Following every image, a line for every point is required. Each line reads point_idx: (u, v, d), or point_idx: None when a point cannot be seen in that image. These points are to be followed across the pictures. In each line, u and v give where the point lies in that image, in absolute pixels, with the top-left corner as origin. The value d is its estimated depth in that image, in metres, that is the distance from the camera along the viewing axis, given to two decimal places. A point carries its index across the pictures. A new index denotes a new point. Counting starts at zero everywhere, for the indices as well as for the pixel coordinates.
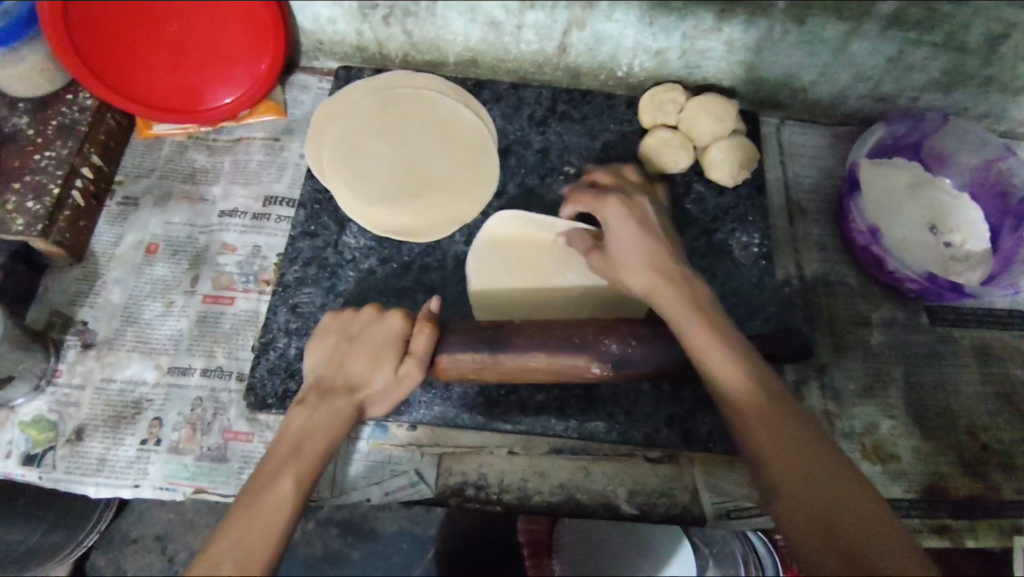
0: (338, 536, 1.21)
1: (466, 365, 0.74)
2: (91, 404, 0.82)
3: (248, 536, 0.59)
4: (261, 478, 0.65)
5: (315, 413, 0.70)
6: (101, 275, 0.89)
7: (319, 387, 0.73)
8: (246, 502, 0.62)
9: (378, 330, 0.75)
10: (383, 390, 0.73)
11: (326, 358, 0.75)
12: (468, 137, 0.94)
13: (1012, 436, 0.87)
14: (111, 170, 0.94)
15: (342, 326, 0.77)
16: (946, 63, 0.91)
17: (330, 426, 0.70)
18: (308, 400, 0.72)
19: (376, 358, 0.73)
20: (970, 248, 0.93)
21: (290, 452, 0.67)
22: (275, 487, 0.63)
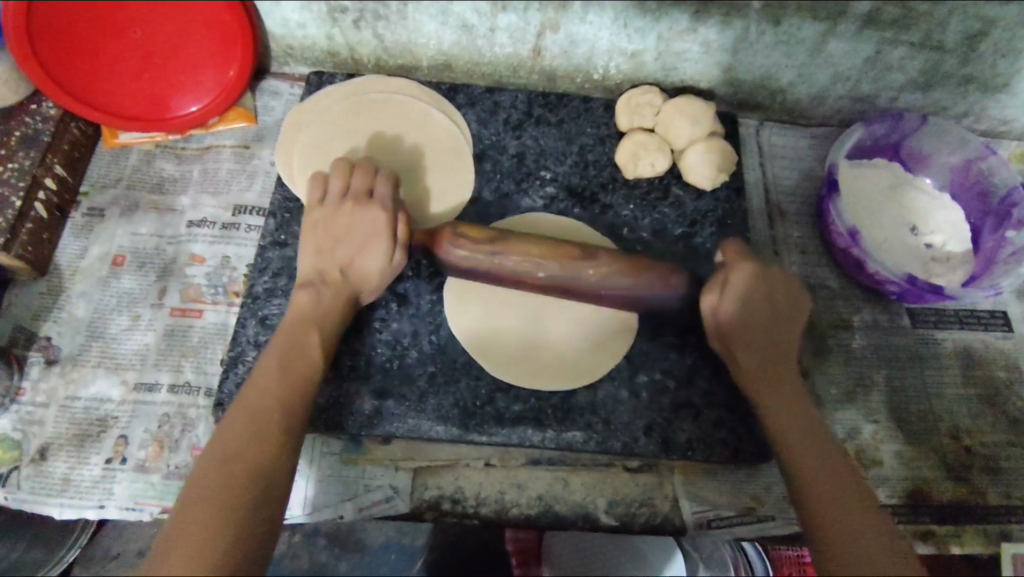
0: (324, 549, 1.07)
1: (460, 259, 0.77)
2: (55, 421, 0.80)
3: (286, 386, 0.68)
4: (286, 337, 0.72)
5: (323, 295, 0.75)
6: (66, 289, 0.87)
7: (323, 277, 0.76)
8: (283, 355, 0.70)
9: (366, 221, 0.77)
10: (376, 278, 0.77)
11: (323, 246, 0.77)
12: (441, 141, 0.92)
13: (996, 439, 0.86)
14: (76, 182, 0.92)
15: (329, 219, 0.78)
16: (924, 63, 0.90)
17: (336, 310, 0.75)
18: (312, 284, 0.75)
19: (366, 241, 0.77)
20: (950, 249, 0.92)
21: (312, 321, 0.73)
22: (305, 347, 0.71)
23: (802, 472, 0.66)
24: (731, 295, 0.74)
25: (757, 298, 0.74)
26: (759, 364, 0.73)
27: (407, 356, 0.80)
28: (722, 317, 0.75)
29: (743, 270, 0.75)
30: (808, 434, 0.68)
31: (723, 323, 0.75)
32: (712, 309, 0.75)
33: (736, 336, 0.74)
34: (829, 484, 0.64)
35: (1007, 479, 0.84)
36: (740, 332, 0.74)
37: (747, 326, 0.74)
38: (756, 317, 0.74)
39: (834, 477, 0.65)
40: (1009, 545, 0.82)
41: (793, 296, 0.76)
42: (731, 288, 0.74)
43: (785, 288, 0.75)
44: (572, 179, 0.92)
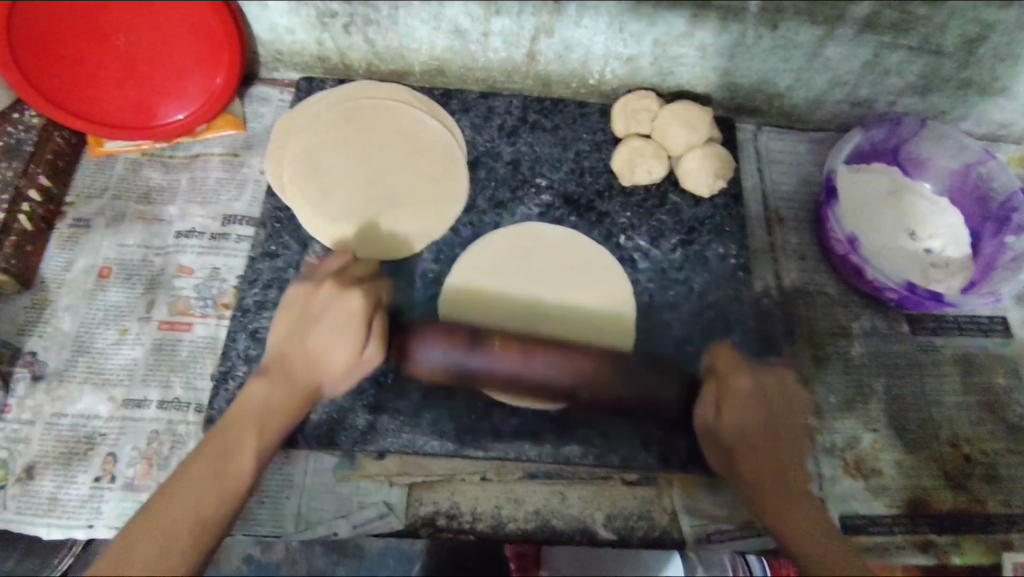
0: (322, 554, 1.07)
1: (441, 365, 0.78)
2: (41, 440, 0.78)
3: (204, 502, 0.62)
4: (224, 439, 0.66)
5: (277, 391, 0.70)
6: (51, 302, 0.85)
7: (283, 367, 0.72)
8: (213, 462, 0.64)
9: (339, 313, 0.72)
10: (343, 372, 0.73)
11: (291, 333, 0.73)
12: (434, 148, 0.91)
13: (997, 448, 0.86)
14: (62, 192, 0.90)
15: (301, 303, 0.74)
16: (923, 67, 0.88)
17: (285, 410, 0.70)
18: (272, 374, 0.72)
19: (338, 333, 0.72)
20: (949, 255, 0.92)
21: (255, 426, 0.68)
22: (240, 455, 0.66)
23: None
24: (729, 405, 0.74)
25: (754, 407, 0.74)
26: (762, 471, 0.71)
27: (401, 369, 0.78)
28: (721, 428, 0.74)
29: (738, 377, 0.76)
30: (819, 534, 0.67)
31: (721, 434, 0.74)
32: (709, 421, 0.75)
33: (735, 450, 0.73)
34: None
35: (1007, 487, 0.84)
36: (739, 443, 0.73)
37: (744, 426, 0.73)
38: (756, 425, 0.73)
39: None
40: (1010, 555, 0.81)
41: (788, 403, 0.76)
42: (729, 398, 0.74)
43: (779, 393, 0.76)
44: (568, 186, 0.91)
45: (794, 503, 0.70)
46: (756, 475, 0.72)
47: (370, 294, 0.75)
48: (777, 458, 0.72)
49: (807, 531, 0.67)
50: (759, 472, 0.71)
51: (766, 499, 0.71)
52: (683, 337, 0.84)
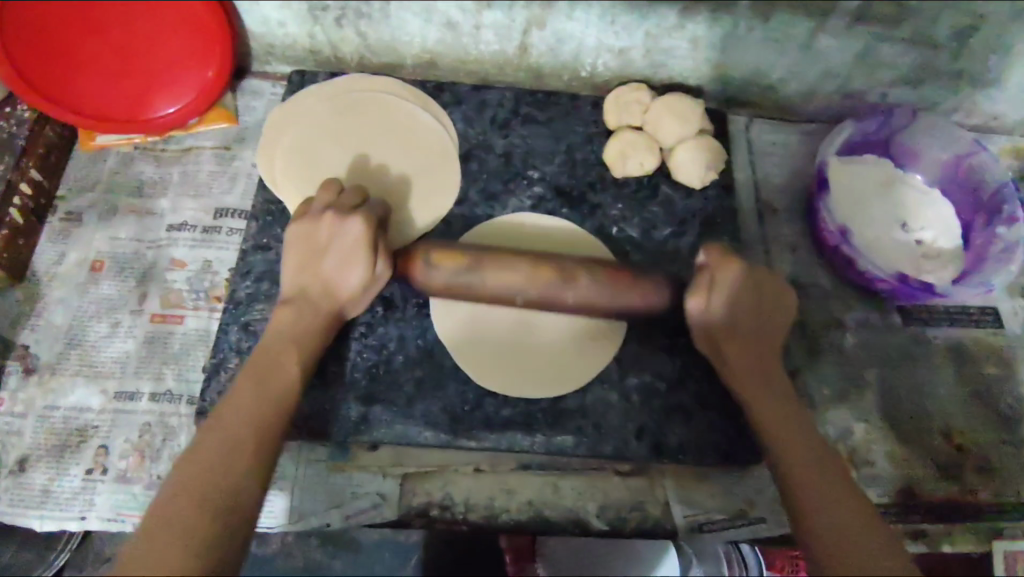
0: (318, 548, 1.09)
1: (437, 282, 0.75)
2: (34, 432, 0.78)
3: (259, 416, 0.63)
4: (263, 360, 0.68)
5: (304, 314, 0.72)
6: (43, 296, 0.85)
7: (303, 294, 0.73)
8: (258, 380, 0.66)
9: (344, 239, 0.73)
10: (359, 292, 0.74)
11: (301, 265, 0.74)
12: (428, 142, 0.91)
13: (988, 438, 0.86)
14: (53, 185, 0.90)
15: (306, 234, 0.75)
16: (914, 59, 0.89)
17: (316, 331, 0.72)
18: (292, 302, 0.73)
19: (347, 259, 0.73)
20: (941, 246, 0.92)
21: (291, 343, 0.70)
22: (283, 369, 0.68)
23: (794, 473, 0.63)
24: (718, 297, 0.73)
25: (742, 299, 0.73)
26: (748, 367, 0.72)
27: (394, 360, 0.79)
28: (709, 318, 0.73)
29: (730, 270, 0.73)
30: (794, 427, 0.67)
31: (711, 324, 0.74)
32: (699, 313, 0.74)
33: (722, 345, 0.73)
34: (830, 488, 0.61)
35: (998, 477, 0.84)
36: (726, 342, 0.73)
37: (734, 322, 0.73)
38: (740, 316, 0.73)
39: (834, 495, 0.61)
40: (1000, 544, 0.82)
41: (775, 298, 0.75)
42: (718, 290, 0.73)
43: (768, 290, 0.74)
44: (561, 178, 0.91)
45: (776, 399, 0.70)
46: (738, 363, 0.73)
47: (372, 215, 0.75)
48: (760, 354, 0.73)
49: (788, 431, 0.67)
50: (745, 364, 0.72)
51: (751, 395, 0.71)
52: None
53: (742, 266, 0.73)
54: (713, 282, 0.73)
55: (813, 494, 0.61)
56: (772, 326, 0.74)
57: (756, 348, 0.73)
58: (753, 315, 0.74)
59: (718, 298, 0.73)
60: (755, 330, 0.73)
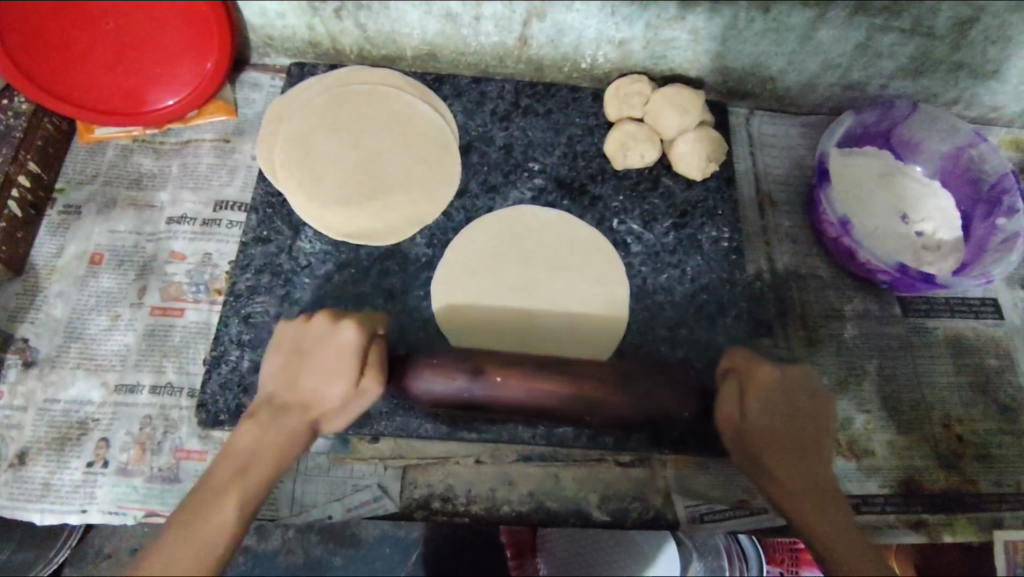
0: (319, 544, 1.12)
1: (439, 393, 0.67)
2: (34, 426, 0.77)
3: (175, 573, 0.57)
4: (204, 499, 0.62)
5: (266, 437, 0.66)
6: (42, 289, 0.84)
7: (274, 407, 0.68)
8: (190, 512, 0.61)
9: (330, 349, 0.68)
10: (338, 407, 0.68)
11: (284, 371, 0.70)
12: (427, 133, 0.91)
13: (987, 428, 0.86)
14: (51, 178, 0.89)
15: (293, 338, 0.70)
16: (914, 50, 0.89)
17: (275, 454, 0.65)
18: (261, 416, 0.67)
19: (329, 375, 0.67)
20: (941, 237, 0.92)
21: (238, 477, 0.63)
22: (218, 513, 0.61)
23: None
24: (755, 400, 0.69)
25: (777, 402, 0.70)
26: (795, 483, 0.67)
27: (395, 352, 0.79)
28: (747, 424, 0.69)
29: (763, 373, 0.71)
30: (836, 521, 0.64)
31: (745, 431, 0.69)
32: (733, 421, 0.70)
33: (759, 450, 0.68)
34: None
35: (997, 467, 0.84)
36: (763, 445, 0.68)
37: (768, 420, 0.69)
38: (779, 422, 0.69)
39: None
40: (1000, 533, 0.82)
41: (806, 399, 0.72)
42: (753, 392, 0.70)
43: (797, 389, 0.71)
44: (561, 170, 0.91)
45: (828, 514, 0.65)
46: (789, 475, 0.67)
47: (363, 323, 0.69)
48: (802, 459, 0.68)
49: (851, 550, 0.62)
50: (793, 475, 0.67)
51: (804, 514, 0.66)
52: (677, 318, 0.84)
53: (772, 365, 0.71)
54: (748, 386, 0.70)
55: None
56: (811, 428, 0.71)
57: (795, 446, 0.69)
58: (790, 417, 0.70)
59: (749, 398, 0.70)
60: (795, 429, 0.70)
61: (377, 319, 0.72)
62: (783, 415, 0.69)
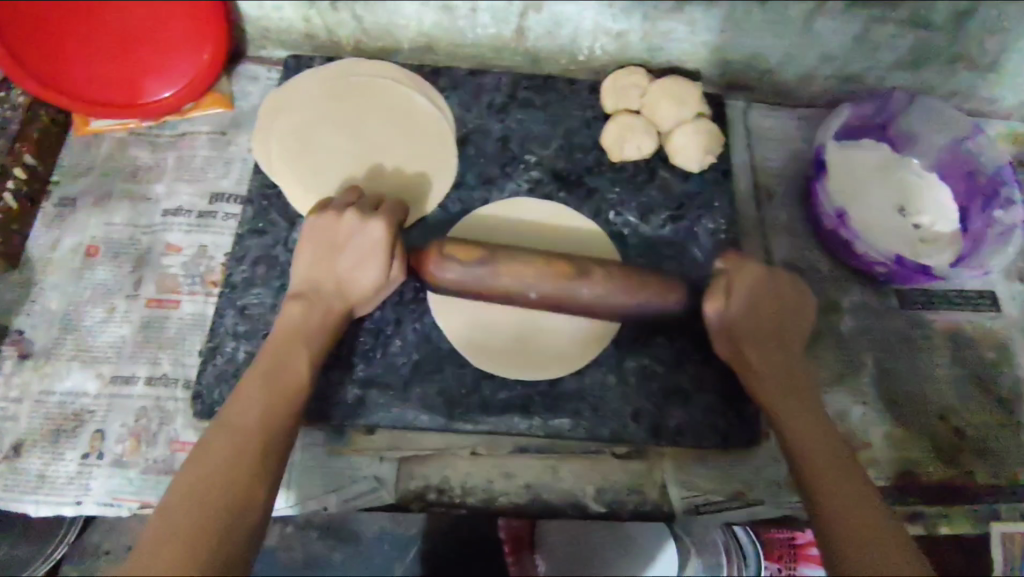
0: (318, 540, 1.13)
1: (451, 278, 0.73)
2: (29, 417, 0.77)
3: (271, 409, 0.63)
4: (271, 356, 0.68)
5: (314, 311, 0.72)
6: (38, 281, 0.84)
7: (314, 290, 0.74)
8: (263, 373, 0.66)
9: (363, 239, 0.74)
10: (372, 292, 0.75)
11: (318, 259, 0.75)
12: (425, 126, 0.90)
13: (984, 420, 0.86)
14: (47, 170, 0.89)
15: (325, 231, 0.75)
16: (912, 41, 0.88)
17: (326, 325, 0.72)
18: (301, 298, 0.73)
19: (365, 259, 0.74)
20: (939, 230, 0.92)
21: (298, 341, 0.70)
22: (292, 366, 0.67)
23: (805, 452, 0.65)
24: (739, 301, 0.74)
25: (763, 302, 0.74)
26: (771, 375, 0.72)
27: (391, 344, 0.79)
28: (729, 321, 0.74)
29: (751, 276, 0.75)
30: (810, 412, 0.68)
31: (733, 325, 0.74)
32: (719, 316, 0.75)
33: (744, 343, 0.73)
34: (840, 472, 0.62)
35: (995, 459, 0.84)
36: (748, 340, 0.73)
37: (754, 320, 0.74)
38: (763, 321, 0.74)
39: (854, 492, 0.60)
40: (997, 525, 0.82)
41: (794, 305, 0.76)
42: (738, 295, 0.74)
43: (790, 300, 0.75)
44: (558, 162, 0.91)
45: (800, 405, 0.69)
46: (767, 371, 0.72)
47: (392, 216, 0.76)
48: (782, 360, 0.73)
49: (812, 438, 0.66)
50: (768, 368, 0.72)
51: (776, 403, 0.70)
52: None
53: (761, 269, 0.75)
54: (733, 287, 0.74)
55: (839, 506, 0.59)
56: (793, 332, 0.75)
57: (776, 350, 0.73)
58: (774, 323, 0.74)
59: (733, 300, 0.74)
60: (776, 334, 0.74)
61: (398, 210, 0.78)
62: (768, 319, 0.74)
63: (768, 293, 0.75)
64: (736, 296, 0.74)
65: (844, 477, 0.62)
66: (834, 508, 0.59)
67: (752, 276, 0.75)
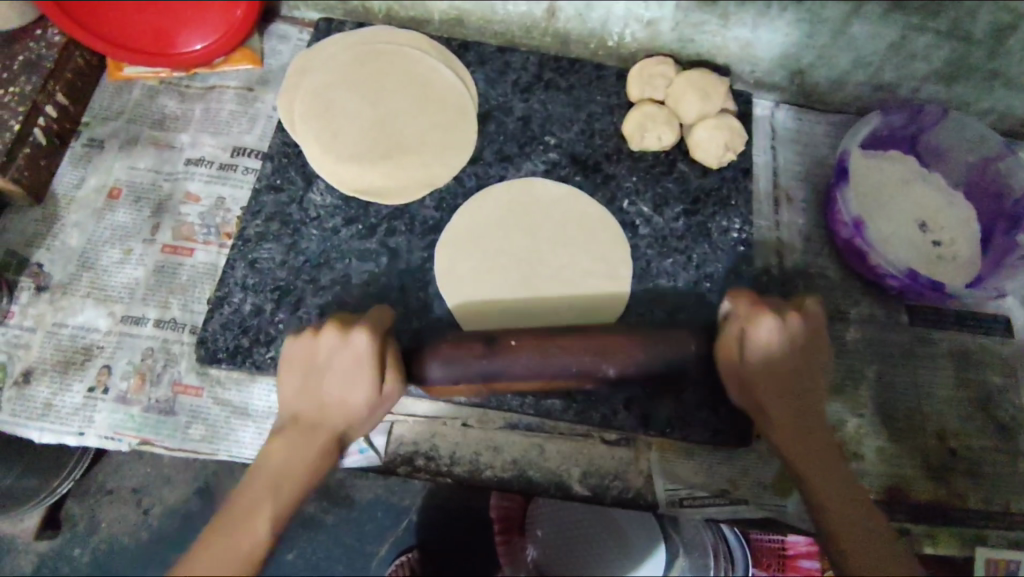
0: (313, 501, 1.17)
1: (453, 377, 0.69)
2: (41, 347, 0.80)
3: None
4: (233, 513, 0.61)
5: (294, 453, 0.64)
6: (60, 218, 0.87)
7: (298, 425, 0.66)
8: (219, 540, 0.59)
9: (347, 353, 0.66)
10: (364, 415, 0.67)
11: (302, 386, 0.68)
12: (446, 98, 0.91)
13: (982, 444, 0.85)
14: (78, 110, 0.91)
15: (305, 350, 0.69)
16: (949, 53, 0.86)
17: (307, 465, 0.64)
18: (284, 434, 0.66)
19: (350, 378, 0.66)
20: (958, 249, 0.90)
21: (268, 492, 0.62)
22: (249, 530, 0.59)
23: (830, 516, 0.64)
24: (754, 354, 0.70)
25: (779, 347, 0.69)
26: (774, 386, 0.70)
27: (395, 310, 0.80)
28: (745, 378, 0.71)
29: (762, 322, 0.69)
30: (830, 466, 0.67)
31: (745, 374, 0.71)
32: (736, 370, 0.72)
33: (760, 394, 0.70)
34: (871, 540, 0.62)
35: (988, 483, 0.83)
36: (762, 388, 0.70)
37: (768, 364, 0.69)
38: (780, 364, 0.69)
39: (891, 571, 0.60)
40: (982, 549, 0.82)
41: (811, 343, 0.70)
42: (753, 345, 0.69)
43: (802, 334, 0.70)
44: (577, 147, 0.90)
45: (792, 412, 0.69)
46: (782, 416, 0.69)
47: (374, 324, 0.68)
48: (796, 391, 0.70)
49: (829, 484, 0.66)
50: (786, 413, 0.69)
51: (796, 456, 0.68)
52: (677, 304, 0.84)
53: (774, 318, 0.69)
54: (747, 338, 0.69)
55: None
56: (807, 369, 0.70)
57: (794, 384, 0.70)
58: (793, 363, 0.69)
59: (752, 341, 0.69)
60: (796, 374, 0.69)
61: (383, 319, 0.70)
62: (788, 361, 0.69)
63: (789, 335, 0.69)
64: (756, 338, 0.69)
65: (867, 535, 0.63)
66: (848, 542, 0.63)
67: (773, 320, 0.69)
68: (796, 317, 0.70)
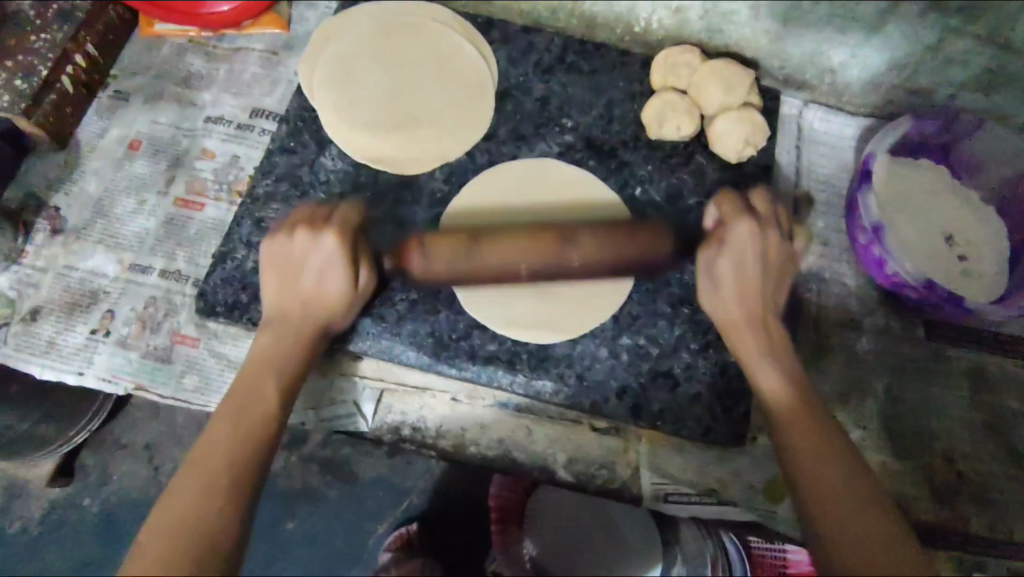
0: (318, 473, 1.18)
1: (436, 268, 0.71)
2: (50, 287, 0.82)
3: (235, 442, 0.59)
4: (244, 384, 0.65)
5: (282, 337, 0.69)
6: (81, 164, 0.89)
7: (283, 318, 0.70)
8: (233, 404, 0.62)
9: (318, 256, 0.70)
10: (342, 305, 0.71)
11: (282, 284, 0.71)
12: (465, 72, 0.90)
13: (993, 470, 0.81)
14: (107, 63, 0.93)
15: (280, 254, 0.71)
16: (989, 61, 0.83)
17: (298, 351, 0.68)
18: (271, 326, 0.70)
19: (324, 272, 0.70)
20: (985, 265, 0.86)
21: (267, 368, 0.66)
22: (260, 399, 0.63)
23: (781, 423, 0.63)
24: (728, 252, 0.73)
25: (750, 260, 0.72)
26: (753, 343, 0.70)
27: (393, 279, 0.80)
28: (715, 277, 0.73)
29: (738, 224, 0.73)
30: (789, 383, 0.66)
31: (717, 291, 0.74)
32: (708, 266, 0.75)
33: (734, 327, 0.72)
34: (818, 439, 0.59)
35: (994, 511, 0.80)
36: (739, 323, 0.72)
37: (741, 280, 0.72)
38: (749, 276, 0.72)
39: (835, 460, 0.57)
40: None
41: (783, 260, 0.73)
42: (728, 243, 0.73)
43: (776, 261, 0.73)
44: (593, 131, 0.89)
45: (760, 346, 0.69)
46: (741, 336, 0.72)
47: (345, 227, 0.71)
48: (764, 328, 0.70)
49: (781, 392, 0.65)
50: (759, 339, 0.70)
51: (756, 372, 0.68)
52: None
53: (750, 223, 0.73)
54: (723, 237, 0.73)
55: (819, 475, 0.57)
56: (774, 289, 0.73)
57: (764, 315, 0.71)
58: (763, 286, 0.72)
59: (726, 246, 0.73)
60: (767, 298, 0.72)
61: (352, 217, 0.73)
62: (760, 276, 0.72)
63: (758, 252, 0.72)
64: (728, 244, 0.73)
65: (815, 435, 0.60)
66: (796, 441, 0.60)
67: (748, 225, 0.73)
68: (769, 228, 0.74)
